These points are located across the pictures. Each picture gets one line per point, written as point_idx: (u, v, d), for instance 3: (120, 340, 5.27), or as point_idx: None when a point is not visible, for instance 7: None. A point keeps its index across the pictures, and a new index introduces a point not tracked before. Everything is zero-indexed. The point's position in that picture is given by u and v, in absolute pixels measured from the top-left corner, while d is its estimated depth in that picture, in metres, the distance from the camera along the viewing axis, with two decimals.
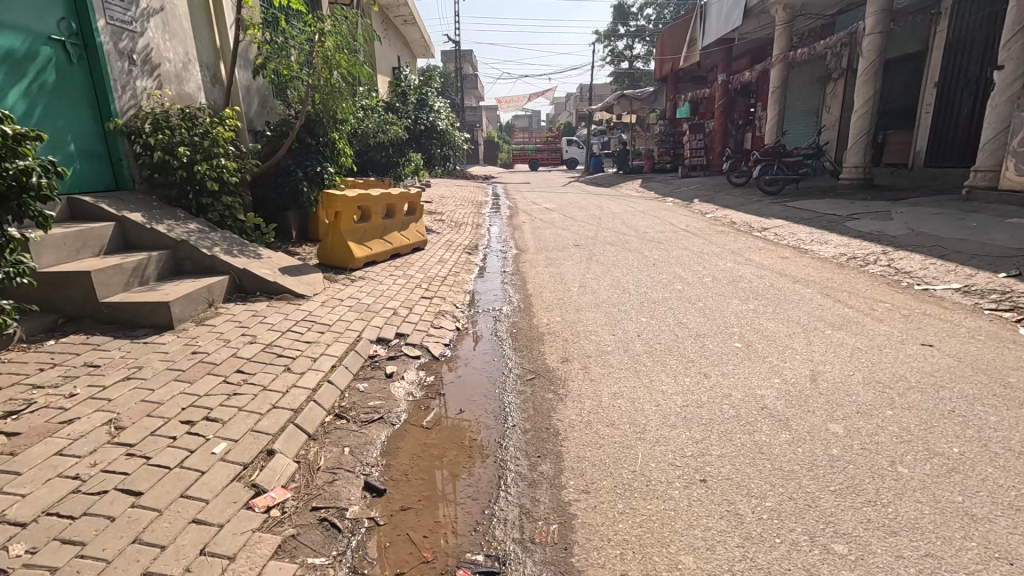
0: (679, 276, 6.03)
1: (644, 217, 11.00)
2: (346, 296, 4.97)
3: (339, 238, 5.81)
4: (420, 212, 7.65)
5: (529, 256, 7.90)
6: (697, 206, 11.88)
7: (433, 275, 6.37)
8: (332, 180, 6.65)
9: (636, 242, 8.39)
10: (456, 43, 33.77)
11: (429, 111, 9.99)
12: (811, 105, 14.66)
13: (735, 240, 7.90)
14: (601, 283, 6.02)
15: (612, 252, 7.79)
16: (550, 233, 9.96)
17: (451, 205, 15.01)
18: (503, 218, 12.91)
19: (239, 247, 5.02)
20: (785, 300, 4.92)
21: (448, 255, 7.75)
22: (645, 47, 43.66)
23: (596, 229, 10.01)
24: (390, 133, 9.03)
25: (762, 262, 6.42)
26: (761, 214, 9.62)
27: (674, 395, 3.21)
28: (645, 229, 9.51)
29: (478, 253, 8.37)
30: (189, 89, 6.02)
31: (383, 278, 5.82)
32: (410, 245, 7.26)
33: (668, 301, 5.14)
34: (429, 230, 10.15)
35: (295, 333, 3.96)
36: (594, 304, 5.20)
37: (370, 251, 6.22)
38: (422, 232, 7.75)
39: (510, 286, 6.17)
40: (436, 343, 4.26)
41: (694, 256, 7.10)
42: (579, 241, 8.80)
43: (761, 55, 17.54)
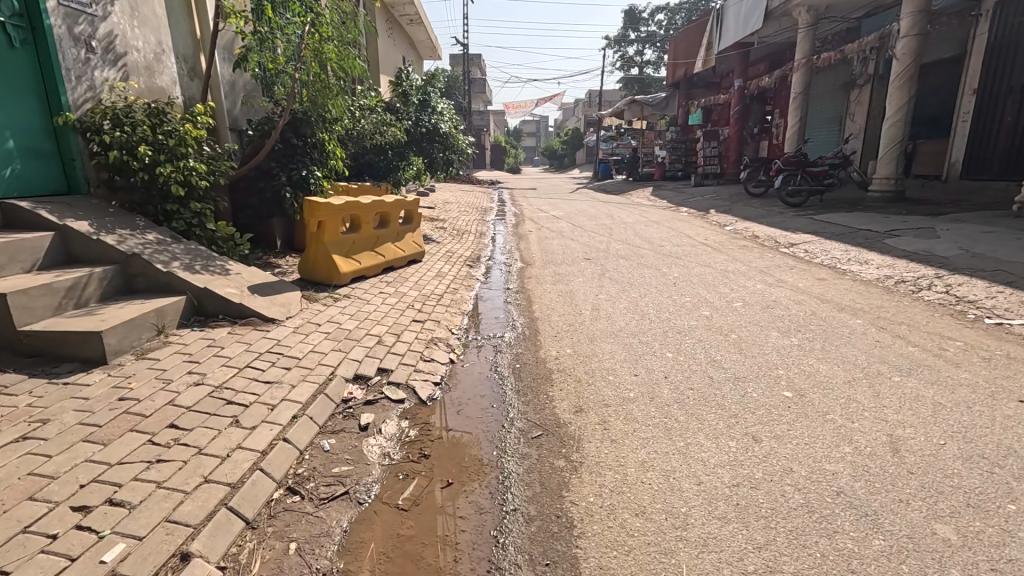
0: (704, 299, 5.37)
1: (658, 228, 10.32)
2: (325, 320, 4.31)
3: (323, 250, 5.16)
4: (417, 221, 7.01)
5: (535, 271, 7.25)
6: (714, 217, 11.20)
7: (428, 292, 5.72)
8: (319, 186, 6.02)
9: (652, 256, 7.74)
10: (465, 47, 33.31)
11: (431, 112, 9.32)
12: (834, 112, 13.94)
13: (762, 257, 7.22)
14: (617, 305, 5.36)
15: (627, 267, 7.14)
16: (558, 244, 9.31)
17: (454, 212, 14.40)
18: (508, 226, 12.27)
19: (205, 261, 4.39)
20: (834, 333, 4.24)
21: (448, 269, 7.10)
22: (656, 53, 43.09)
23: (607, 240, 9.35)
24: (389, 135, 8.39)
25: (796, 284, 5.74)
26: (787, 228, 8.93)
27: (720, 468, 2.52)
28: (660, 242, 8.85)
29: (481, 266, 7.73)
30: (161, 82, 5.42)
31: (372, 296, 5.18)
32: (406, 257, 6.64)
33: (696, 331, 4.47)
34: (429, 238, 9.51)
35: (254, 370, 3.31)
36: (609, 332, 4.54)
37: (360, 265, 5.58)
38: (419, 243, 7.13)
39: (515, 306, 5.52)
40: (423, 381, 3.59)
41: (718, 274, 6.44)
42: (590, 254, 8.16)
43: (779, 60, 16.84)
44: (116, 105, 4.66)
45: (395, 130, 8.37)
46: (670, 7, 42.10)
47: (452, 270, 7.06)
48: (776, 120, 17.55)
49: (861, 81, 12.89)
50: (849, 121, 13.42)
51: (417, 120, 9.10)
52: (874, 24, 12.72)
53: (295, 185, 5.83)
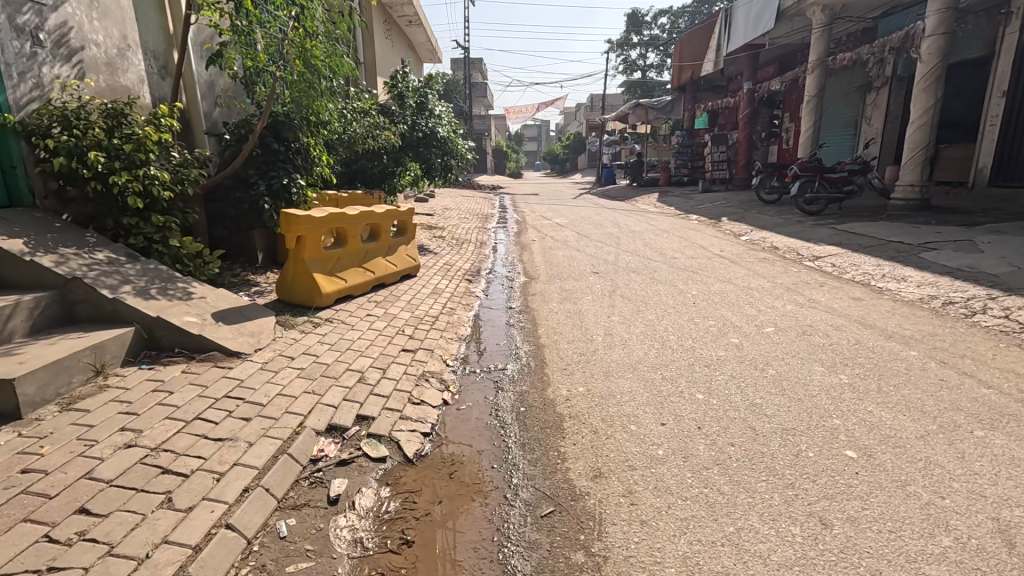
0: (730, 323, 4.82)
1: (669, 238, 9.79)
2: (300, 352, 3.75)
3: (303, 268, 4.59)
4: (411, 232, 6.45)
5: (540, 286, 6.69)
6: (727, 226, 10.66)
7: (422, 314, 5.16)
8: (302, 195, 5.47)
9: (665, 270, 7.20)
10: (466, 51, 32.92)
11: (428, 115, 8.77)
12: (850, 115, 13.39)
13: (785, 271, 6.67)
14: (633, 328, 4.80)
15: (639, 283, 6.60)
16: (563, 255, 8.76)
17: (453, 219, 13.88)
18: (510, 234, 11.74)
19: (164, 284, 3.84)
20: (888, 368, 3.67)
21: (445, 285, 6.55)
22: (659, 57, 42.70)
23: (616, 251, 8.80)
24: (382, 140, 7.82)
25: (830, 305, 5.19)
26: (807, 239, 8.39)
27: (787, 571, 1.95)
28: (673, 253, 8.30)
29: (481, 280, 7.17)
30: (125, 81, 4.88)
31: (357, 320, 4.62)
32: (399, 272, 6.09)
33: (726, 364, 3.91)
34: (426, 249, 8.96)
35: (204, 421, 2.73)
36: (627, 364, 3.98)
37: (346, 283, 5.03)
38: (415, 255, 6.58)
39: (518, 330, 4.97)
40: (409, 432, 3.02)
41: (740, 292, 5.89)
42: (598, 267, 7.61)
43: (789, 62, 16.29)
44: (67, 105, 4.11)
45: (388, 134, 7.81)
46: (672, 11, 41.73)
47: (450, 286, 6.51)
48: (786, 124, 17.00)
49: (877, 83, 12.36)
50: (865, 125, 12.89)
51: (412, 124, 8.53)
52: (891, 25, 12.18)
53: (274, 195, 5.28)
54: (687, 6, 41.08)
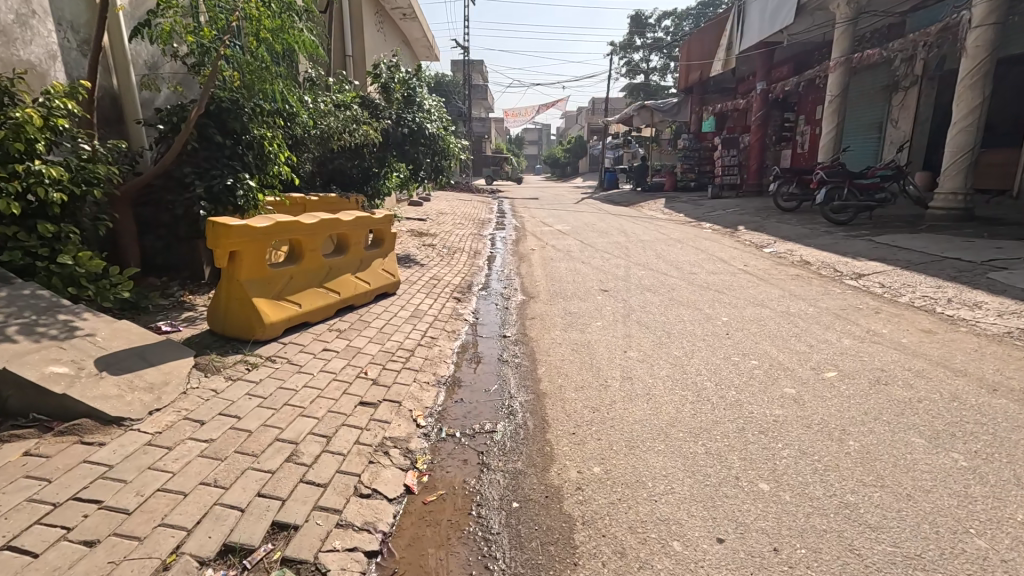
0: (778, 363, 3.86)
1: (683, 249, 8.84)
2: (214, 414, 2.76)
3: (238, 290, 3.61)
4: (388, 243, 5.49)
5: (541, 306, 5.73)
6: (745, 236, 9.72)
7: (394, 347, 4.17)
8: (253, 199, 4.48)
9: (685, 288, 6.26)
10: (465, 52, 32.15)
11: (416, 110, 7.81)
12: (874, 117, 12.46)
13: (826, 292, 5.74)
14: (656, 369, 3.85)
15: (657, 304, 5.66)
16: (566, 267, 7.82)
17: (447, 224, 12.96)
18: (508, 242, 10.80)
19: (35, 318, 2.85)
20: (1013, 441, 2.71)
21: (428, 305, 5.56)
22: (662, 59, 41.96)
23: (625, 264, 7.87)
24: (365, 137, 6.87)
25: (896, 339, 4.24)
26: (842, 252, 7.45)
27: None
28: (691, 268, 7.36)
29: (472, 299, 6.19)
30: (26, 53, 3.90)
31: (308, 360, 3.63)
32: (374, 290, 5.17)
33: (790, 428, 2.94)
34: (412, 259, 8.00)
35: (15, 554, 1.76)
36: (656, 430, 3.00)
37: (299, 307, 4.07)
38: (395, 270, 5.64)
39: (513, 369, 3.98)
40: (346, 555, 2.02)
41: (779, 318, 4.95)
42: (607, 283, 6.67)
43: (805, 62, 15.38)
44: None
45: (371, 131, 6.84)
46: (677, 12, 40.98)
47: (434, 307, 5.53)
48: (802, 127, 16.07)
49: (906, 82, 11.46)
50: (891, 127, 11.98)
51: (398, 119, 7.58)
52: (922, 20, 11.25)
53: (214, 198, 4.29)
54: (692, 8, 40.39)
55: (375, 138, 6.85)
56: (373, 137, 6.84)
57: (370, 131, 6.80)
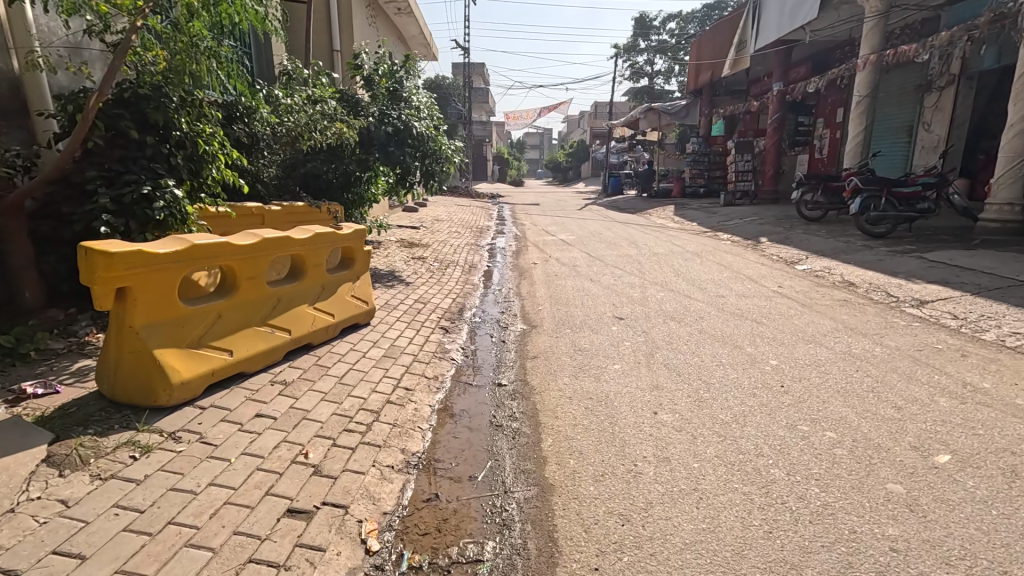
0: (865, 437, 2.89)
1: (704, 265, 7.89)
2: (39, 557, 1.78)
3: (132, 340, 2.64)
4: (359, 263, 4.54)
5: (545, 340, 4.76)
6: (770, 249, 8.77)
7: (355, 407, 3.19)
8: (177, 212, 3.50)
9: (716, 316, 5.31)
10: (465, 53, 31.36)
11: (403, 106, 6.86)
12: (905, 119, 11.51)
13: (888, 325, 4.78)
14: (701, 444, 2.89)
15: (686, 338, 4.69)
16: (574, 286, 6.86)
17: (443, 233, 12.02)
18: (508, 254, 9.84)
19: None
20: None
21: (407, 339, 4.57)
22: (667, 62, 41.14)
23: (640, 282, 6.92)
24: (340, 137, 5.89)
25: (1009, 398, 3.27)
26: (890, 271, 6.49)
27: None
28: (717, 289, 6.41)
29: (463, 328, 5.21)
30: None
31: (228, 437, 2.64)
32: (339, 322, 4.22)
33: (922, 568, 1.96)
34: (399, 276, 7.04)
35: None
36: (719, 566, 2.01)
37: (229, 355, 3.11)
38: (368, 296, 4.69)
39: (509, 442, 2.99)
40: None
41: (843, 362, 3.98)
42: (623, 308, 5.73)
43: (824, 62, 14.45)
44: None
45: (346, 129, 5.87)
46: (682, 14, 40.16)
47: (415, 342, 4.55)
48: (820, 131, 15.12)
49: (941, 82, 10.52)
50: (923, 131, 11.04)
51: (381, 116, 6.62)
52: (959, 14, 10.19)
53: (123, 212, 3.32)
54: (698, 10, 39.59)
55: (351, 138, 5.87)
56: (349, 137, 5.86)
57: (345, 129, 5.82)
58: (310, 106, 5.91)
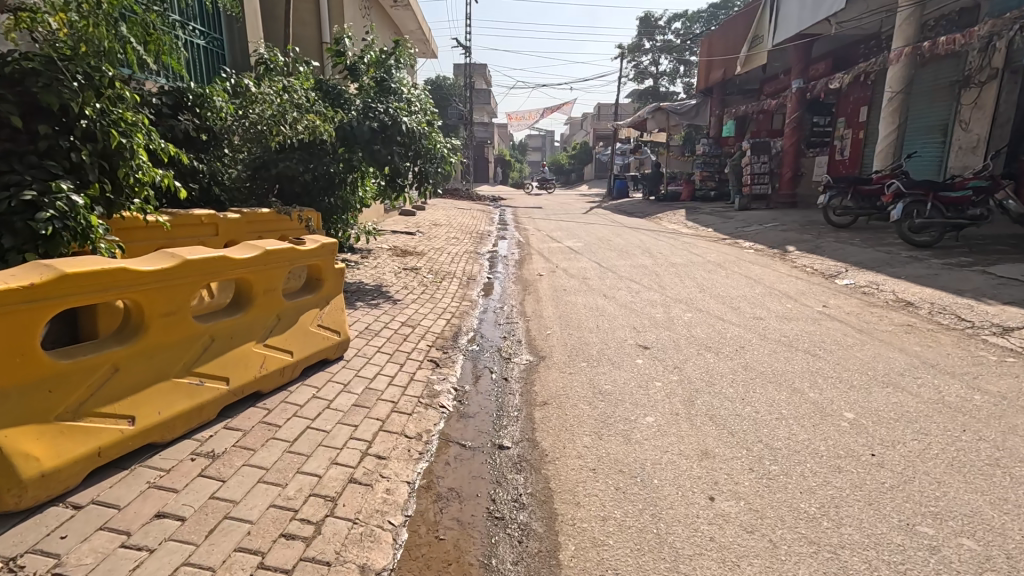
0: (1020, 551, 2.03)
1: (731, 279, 7.03)
2: None
3: None
4: (328, 284, 3.71)
5: (557, 378, 3.91)
6: (801, 259, 7.93)
7: (304, 493, 2.33)
8: (79, 225, 2.65)
9: (759, 346, 4.46)
10: (466, 52, 30.60)
11: (391, 99, 6.03)
12: (940, 117, 10.65)
13: (975, 360, 3.93)
14: (787, 558, 2.04)
15: (729, 376, 3.85)
16: (586, 304, 6.03)
17: (440, 239, 11.18)
18: (510, 263, 9.01)
19: None
20: None
21: (388, 378, 3.72)
22: (672, 63, 40.39)
23: (661, 299, 6.08)
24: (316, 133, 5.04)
25: None
26: (952, 288, 5.63)
27: None
28: (752, 310, 5.56)
29: (459, 359, 4.36)
30: None
31: (99, 563, 1.79)
32: (301, 360, 3.38)
33: None
34: (387, 291, 6.20)
35: None
36: None
37: (129, 423, 2.27)
38: (341, 324, 3.85)
39: (514, 551, 2.14)
40: None
41: (940, 416, 3.12)
42: (646, 334, 4.88)
43: (847, 58, 13.61)
44: None
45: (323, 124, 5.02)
46: (688, 14, 39.38)
47: (398, 382, 3.70)
48: (841, 131, 14.27)
49: (980, 77, 9.67)
50: (960, 130, 10.18)
51: (366, 110, 5.79)
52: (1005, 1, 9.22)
53: None
54: (703, 10, 38.90)
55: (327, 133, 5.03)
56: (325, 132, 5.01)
57: (320, 124, 4.97)
58: (280, 97, 5.06)
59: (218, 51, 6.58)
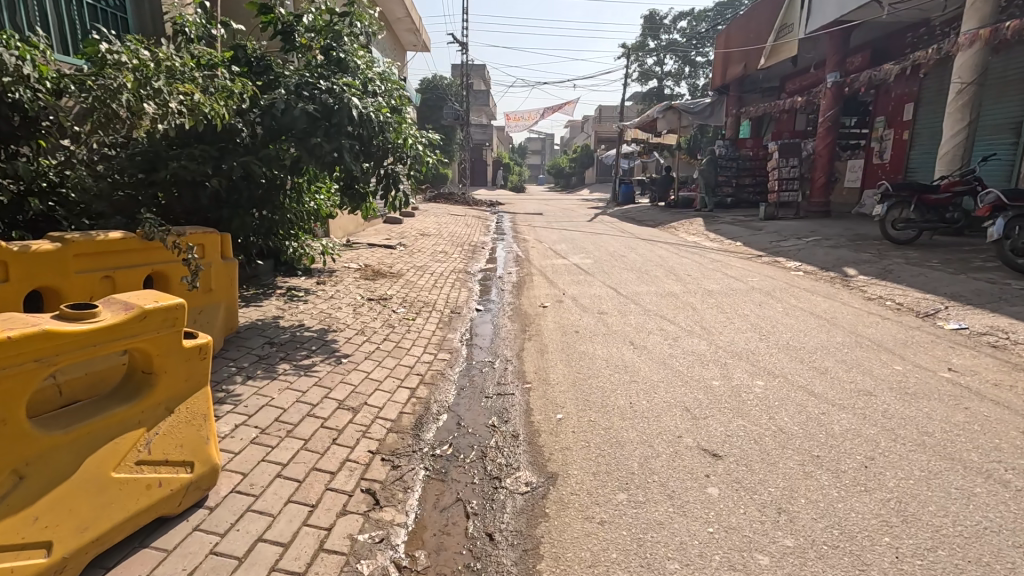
0: None
1: (795, 319, 5.37)
2: None
3: None
4: (160, 377, 2.05)
5: (580, 540, 2.23)
6: (874, 289, 6.27)
7: None
8: None
9: (900, 459, 2.78)
10: (462, 49, 28.97)
11: (337, 73, 4.40)
12: (1013, 113, 9.07)
13: None
14: None
15: (885, 542, 2.17)
16: (609, 360, 4.35)
17: (424, 255, 9.47)
18: (506, 287, 7.34)
19: None
20: None
21: (276, 555, 2.04)
22: (677, 63, 38.85)
23: (711, 354, 4.42)
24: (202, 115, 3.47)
25: None
26: None
27: None
28: (849, 375, 3.89)
29: (419, 483, 2.68)
30: None
31: None
32: (77, 555, 1.71)
33: None
34: (336, 338, 4.52)
35: None
36: None
37: None
38: (196, 445, 2.15)
39: None
40: None
41: None
42: (710, 427, 3.19)
43: (887, 49, 12.09)
44: None
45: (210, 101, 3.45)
46: (694, 13, 37.87)
47: (291, 561, 2.02)
48: (880, 132, 12.67)
49: None
50: None
51: (299, 87, 4.18)
52: None
53: None
54: (709, 8, 37.40)
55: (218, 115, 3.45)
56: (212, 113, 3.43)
57: (203, 100, 3.40)
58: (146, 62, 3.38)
59: (112, 11, 4.97)
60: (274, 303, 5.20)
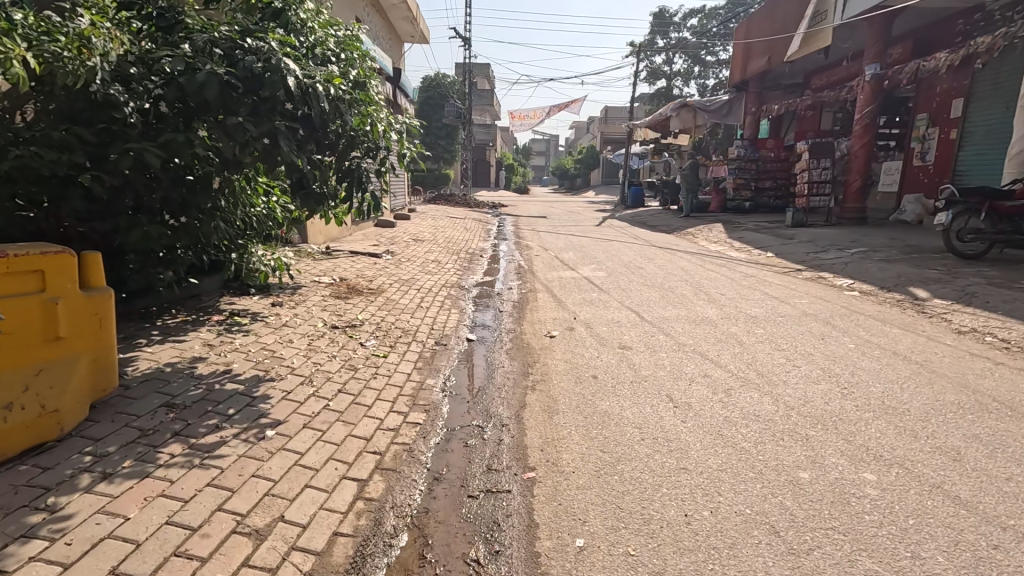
0: None
1: (878, 361, 4.14)
2: None
3: None
4: None
5: None
6: (962, 318, 5.04)
7: None
8: None
9: None
10: (464, 44, 27.86)
11: (268, 30, 3.22)
12: None
13: None
14: None
15: None
16: (643, 428, 3.13)
17: (413, 265, 8.27)
18: (506, 308, 6.13)
19: None
20: None
21: None
22: (687, 62, 37.64)
23: (786, 421, 3.19)
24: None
25: None
26: None
27: None
28: (1000, 466, 2.66)
29: None
30: None
31: None
32: None
33: None
34: (269, 392, 3.31)
35: None
36: None
37: None
38: None
39: None
40: None
41: None
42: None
43: (934, 38, 10.88)
44: None
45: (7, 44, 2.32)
46: (705, 11, 36.73)
47: None
48: (922, 131, 11.45)
49: None
50: None
51: (211, 45, 3.03)
52: None
53: None
54: (721, 6, 36.20)
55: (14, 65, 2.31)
56: None
57: None
58: None
59: None
60: (202, 336, 4.01)
